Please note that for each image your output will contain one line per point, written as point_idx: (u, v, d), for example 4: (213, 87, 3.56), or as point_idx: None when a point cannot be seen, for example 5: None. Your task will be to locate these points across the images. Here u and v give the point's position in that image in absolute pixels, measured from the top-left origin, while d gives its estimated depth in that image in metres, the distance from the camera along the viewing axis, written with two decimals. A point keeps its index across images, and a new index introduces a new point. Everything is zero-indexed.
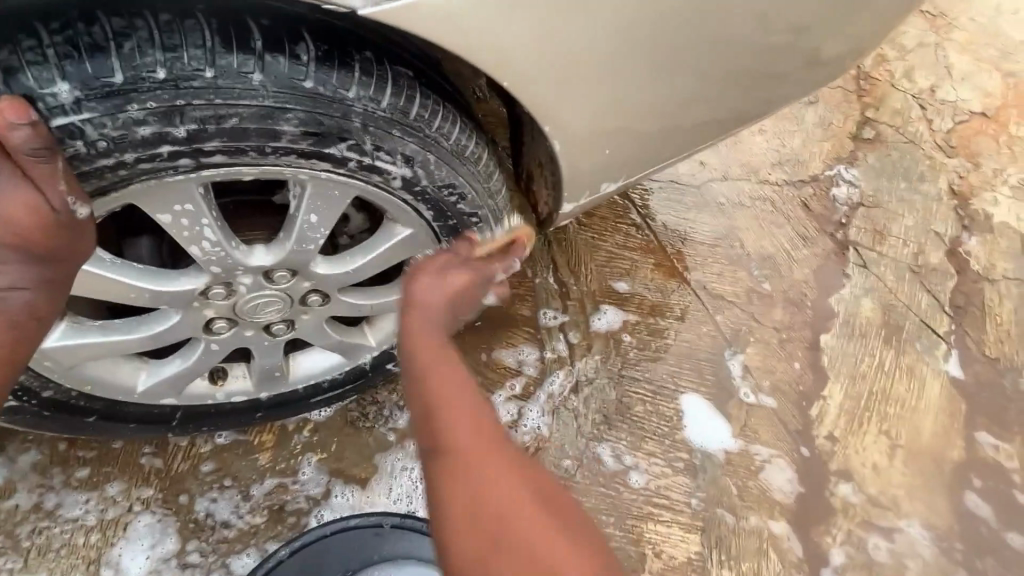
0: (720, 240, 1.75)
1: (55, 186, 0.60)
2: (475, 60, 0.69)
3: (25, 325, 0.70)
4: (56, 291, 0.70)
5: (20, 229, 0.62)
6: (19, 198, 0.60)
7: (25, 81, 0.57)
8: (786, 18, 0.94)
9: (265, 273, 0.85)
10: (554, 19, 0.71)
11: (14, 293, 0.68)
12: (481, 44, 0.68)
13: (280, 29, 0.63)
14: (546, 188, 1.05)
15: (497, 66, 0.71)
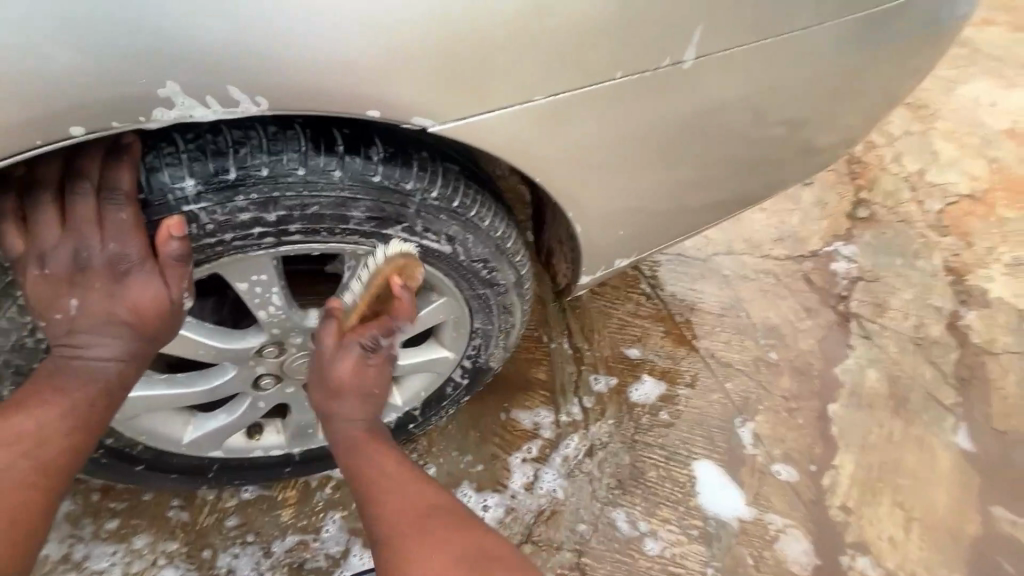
0: (726, 310, 1.84)
1: (180, 284, 0.74)
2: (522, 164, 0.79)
3: (114, 392, 0.80)
4: (140, 367, 0.82)
5: (141, 315, 0.75)
6: (149, 288, 0.73)
7: (161, 178, 0.68)
8: (781, 119, 1.06)
9: (315, 334, 0.95)
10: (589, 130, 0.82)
11: (109, 363, 0.79)
12: (528, 153, 0.78)
13: (359, 134, 0.75)
14: (564, 260, 1.17)
15: (537, 167, 0.82)
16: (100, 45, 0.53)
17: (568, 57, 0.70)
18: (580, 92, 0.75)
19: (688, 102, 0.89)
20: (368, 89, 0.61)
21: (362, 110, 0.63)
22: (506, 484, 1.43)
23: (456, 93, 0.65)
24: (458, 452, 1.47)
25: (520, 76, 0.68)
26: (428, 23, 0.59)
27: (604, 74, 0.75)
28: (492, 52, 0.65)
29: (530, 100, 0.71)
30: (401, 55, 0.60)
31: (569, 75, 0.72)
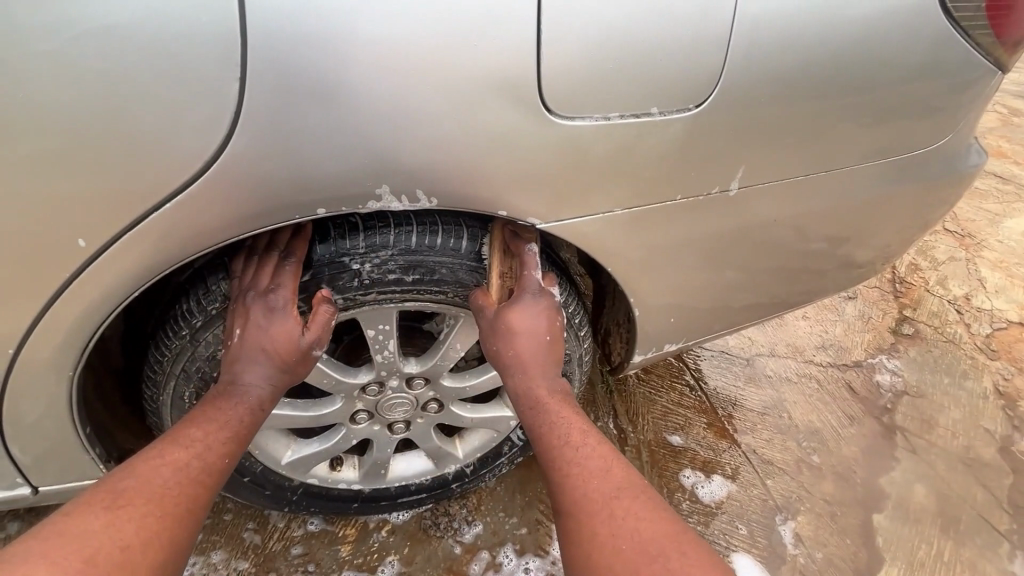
0: (769, 409, 1.92)
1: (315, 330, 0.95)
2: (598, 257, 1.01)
3: (255, 415, 0.96)
4: (273, 398, 0.99)
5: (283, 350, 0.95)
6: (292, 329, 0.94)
7: (343, 245, 0.92)
8: (815, 235, 1.26)
9: (408, 379, 1.14)
10: (653, 235, 1.04)
11: (256, 389, 0.96)
12: (604, 249, 1.00)
13: (480, 224, 0.98)
14: (618, 341, 1.34)
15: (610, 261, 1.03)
16: (356, 164, 0.77)
17: (644, 183, 0.94)
18: (648, 206, 0.98)
19: (733, 220, 1.10)
20: (504, 195, 0.85)
21: (497, 209, 0.86)
22: (548, 550, 1.47)
23: (561, 201, 0.89)
24: (504, 513, 1.53)
25: (609, 194, 0.92)
26: (550, 156, 0.83)
27: (669, 195, 0.98)
28: (588, 177, 0.88)
29: (611, 211, 0.95)
30: (529, 176, 0.84)
31: (644, 194, 0.95)
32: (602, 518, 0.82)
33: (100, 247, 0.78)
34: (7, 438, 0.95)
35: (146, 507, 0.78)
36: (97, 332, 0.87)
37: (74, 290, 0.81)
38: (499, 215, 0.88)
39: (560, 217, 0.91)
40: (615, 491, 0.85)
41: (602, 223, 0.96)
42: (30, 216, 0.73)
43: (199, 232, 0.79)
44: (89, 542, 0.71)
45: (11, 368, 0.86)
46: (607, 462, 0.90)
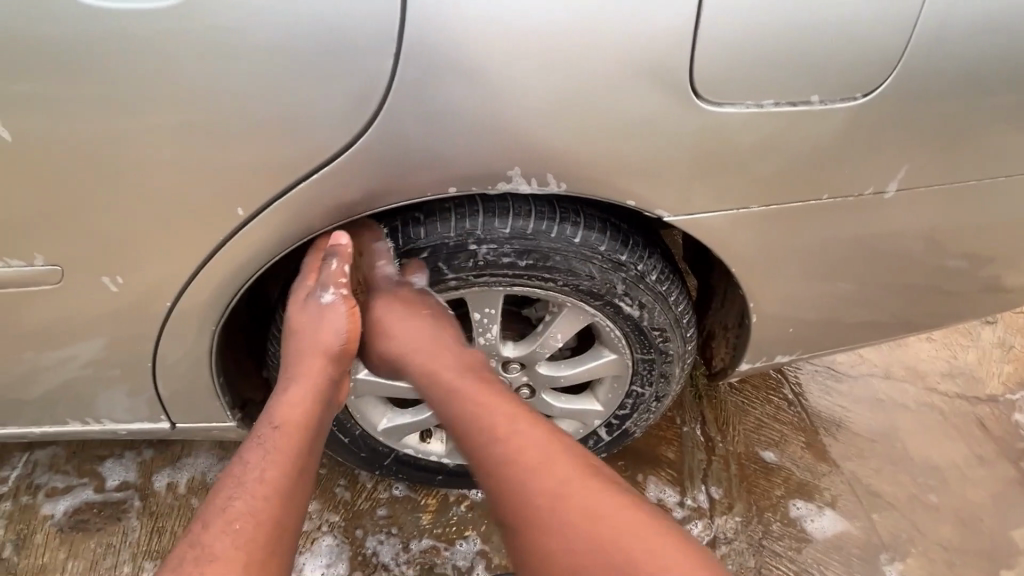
0: (879, 436, 1.75)
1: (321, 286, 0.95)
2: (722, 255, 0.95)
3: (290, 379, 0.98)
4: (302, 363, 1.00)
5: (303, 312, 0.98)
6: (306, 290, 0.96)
7: (464, 225, 0.90)
8: (971, 249, 1.10)
9: (505, 362, 1.15)
10: (786, 236, 0.96)
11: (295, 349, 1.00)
12: (729, 248, 0.94)
13: (594, 213, 0.95)
14: (723, 344, 1.26)
15: (734, 260, 0.97)
16: (489, 146, 0.77)
17: (786, 180, 0.86)
18: (787, 205, 0.89)
19: (879, 226, 0.99)
20: (632, 185, 0.81)
21: (624, 199, 0.82)
22: None
23: (692, 194, 0.83)
24: None
25: (744, 189, 0.85)
26: (688, 145, 0.78)
27: (810, 194, 0.89)
28: (727, 171, 0.82)
29: (745, 207, 0.88)
30: (664, 165, 0.80)
31: (785, 191, 0.87)
32: (573, 506, 0.79)
33: (252, 215, 0.84)
34: (156, 376, 1.07)
35: (264, 472, 0.81)
36: (238, 292, 0.94)
37: (225, 252, 0.88)
38: (625, 205, 0.84)
39: (690, 210, 0.85)
40: (493, 449, 0.85)
41: (732, 220, 0.89)
42: (197, 181, 0.80)
43: (338, 203, 0.82)
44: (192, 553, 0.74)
45: (166, 315, 0.97)
46: (551, 442, 0.86)
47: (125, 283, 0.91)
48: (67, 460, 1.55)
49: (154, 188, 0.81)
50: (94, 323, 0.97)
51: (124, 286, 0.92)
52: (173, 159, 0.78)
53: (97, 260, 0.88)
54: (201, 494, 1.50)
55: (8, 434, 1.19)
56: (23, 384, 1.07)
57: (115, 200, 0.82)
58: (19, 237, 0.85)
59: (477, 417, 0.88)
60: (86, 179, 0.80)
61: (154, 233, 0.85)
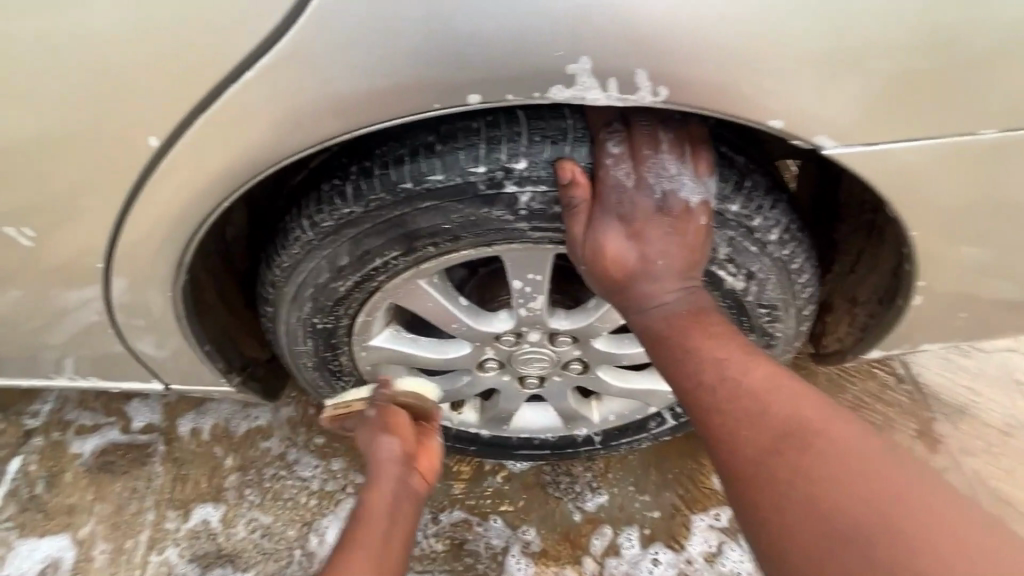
0: (1016, 429, 1.40)
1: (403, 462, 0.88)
2: (896, 200, 0.66)
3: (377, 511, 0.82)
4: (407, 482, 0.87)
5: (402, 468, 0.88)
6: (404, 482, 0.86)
7: (500, 155, 0.62)
8: None
9: (552, 335, 0.90)
10: (1008, 179, 0.65)
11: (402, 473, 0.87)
12: (912, 192, 0.65)
13: (698, 141, 0.64)
14: (843, 321, 0.95)
15: (919, 211, 0.67)
16: (532, 22, 0.54)
17: (982, 84, 0.57)
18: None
19: None
20: (792, 97, 0.57)
21: (767, 118, 0.58)
22: (683, 545, 1.24)
23: (887, 110, 0.58)
24: (635, 488, 1.31)
25: (966, 101, 0.58)
26: (910, 26, 0.53)
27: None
28: (943, 66, 0.55)
29: (974, 133, 0.60)
30: (840, 60, 0.55)
31: (1014, 104, 0.59)
32: (891, 539, 0.50)
33: (176, 132, 0.64)
34: (134, 335, 0.92)
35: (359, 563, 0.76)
36: (195, 236, 0.76)
37: (149, 190, 0.70)
38: (766, 126, 0.59)
39: (865, 135, 0.60)
40: (770, 448, 0.59)
41: (921, 148, 0.61)
42: (108, 97, 0.62)
43: (326, 107, 0.60)
44: None
45: (127, 263, 0.80)
46: (869, 446, 0.56)
47: (38, 237, 0.76)
48: (95, 397, 1.49)
49: (64, 103, 0.62)
50: (46, 272, 0.81)
51: (39, 240, 0.77)
52: (71, 65, 0.59)
53: (18, 198, 0.72)
54: (224, 442, 1.41)
55: (5, 381, 1.09)
56: (1, 334, 0.95)
57: (9, 130, 0.65)
58: None
59: (710, 388, 0.65)
60: None
61: (63, 170, 0.68)
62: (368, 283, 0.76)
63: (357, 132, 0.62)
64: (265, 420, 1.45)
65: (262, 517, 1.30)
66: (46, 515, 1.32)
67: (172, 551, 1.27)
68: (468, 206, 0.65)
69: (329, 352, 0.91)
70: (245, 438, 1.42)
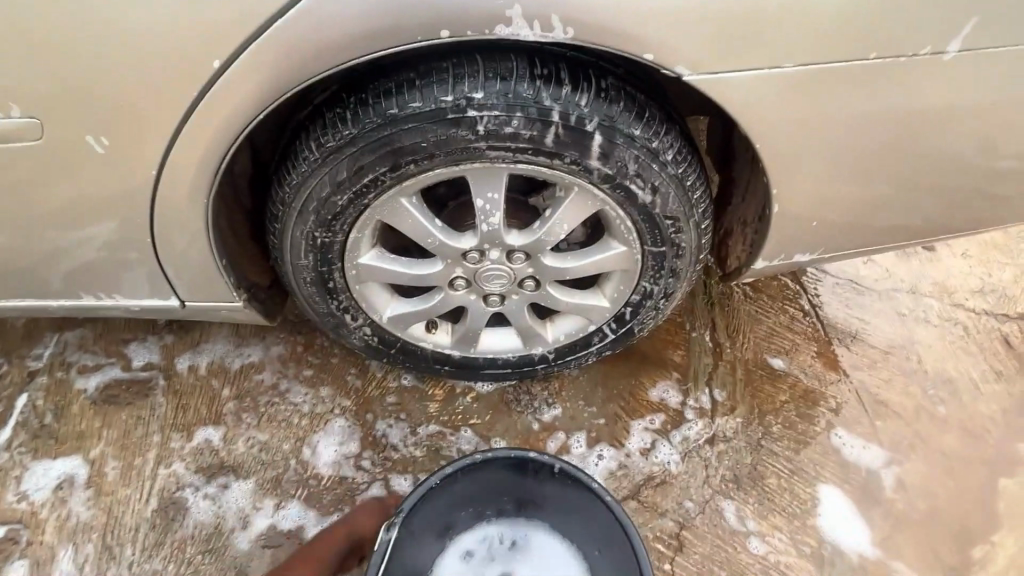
0: (895, 349, 1.71)
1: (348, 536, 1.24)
2: (748, 122, 0.90)
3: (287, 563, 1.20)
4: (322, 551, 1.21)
5: None
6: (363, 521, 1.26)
7: (462, 87, 0.84)
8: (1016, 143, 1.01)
9: (509, 252, 1.11)
10: (824, 107, 0.90)
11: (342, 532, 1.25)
12: (759, 116, 0.90)
13: (608, 81, 0.88)
14: (740, 241, 1.20)
15: (766, 131, 0.91)
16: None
17: (789, 32, 0.82)
18: (828, 68, 0.86)
19: (932, 101, 0.92)
20: (655, 36, 0.80)
21: (641, 52, 0.81)
22: (624, 443, 1.48)
23: (727, 48, 0.82)
24: (585, 402, 1.55)
25: (775, 42, 0.82)
26: None
27: (848, 53, 0.85)
28: (760, 15, 0.80)
29: (779, 67, 0.85)
30: (689, 11, 0.78)
31: (816, 48, 0.84)
32: None
33: (229, 60, 0.84)
34: (160, 254, 1.10)
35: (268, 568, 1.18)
36: (229, 151, 0.95)
37: (205, 107, 0.89)
38: (643, 61, 0.83)
39: (712, 67, 0.83)
40: None
41: (758, 81, 0.86)
42: (169, 39, 0.83)
43: (327, 42, 0.82)
44: None
45: (160, 181, 0.98)
46: None
47: (112, 145, 0.93)
48: (95, 341, 1.63)
49: (140, 41, 0.83)
50: (89, 190, 0.99)
51: (111, 149, 0.93)
52: (144, 12, 0.80)
53: (84, 119, 0.90)
54: (220, 376, 1.57)
55: (27, 307, 1.23)
56: (37, 258, 1.11)
57: (102, 54, 0.84)
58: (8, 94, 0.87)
59: None
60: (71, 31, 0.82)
61: (138, 87, 0.87)
62: (360, 199, 0.96)
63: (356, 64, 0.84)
64: (257, 357, 1.61)
65: (259, 435, 1.47)
66: (57, 441, 1.46)
67: (179, 466, 1.43)
68: (440, 127, 0.86)
69: (325, 268, 1.10)
70: (239, 373, 1.57)
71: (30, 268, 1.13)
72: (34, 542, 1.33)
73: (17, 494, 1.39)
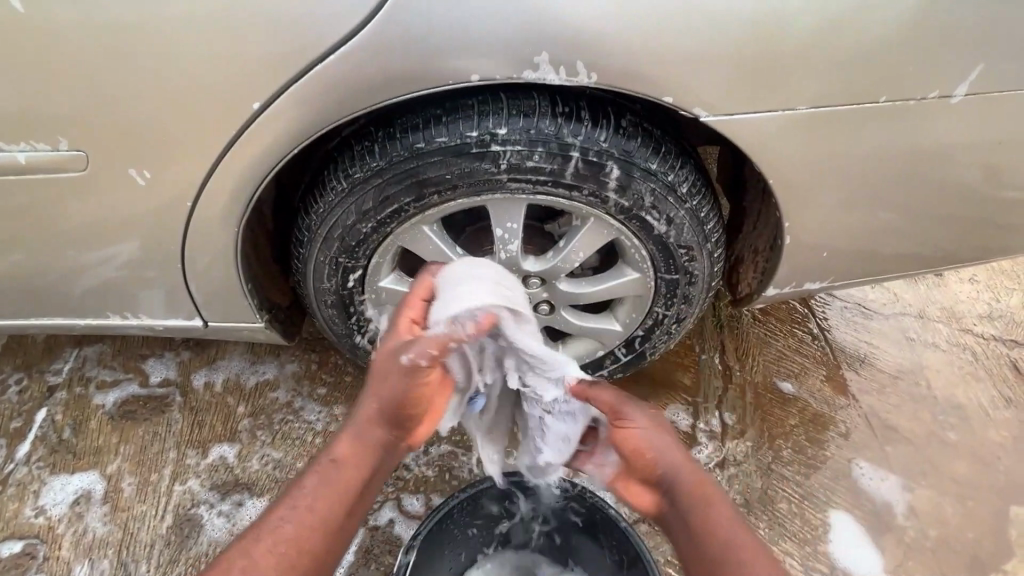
0: (904, 373, 1.72)
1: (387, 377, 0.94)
2: (762, 159, 0.94)
3: (331, 466, 0.98)
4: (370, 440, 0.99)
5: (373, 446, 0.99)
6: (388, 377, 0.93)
7: (487, 123, 0.88)
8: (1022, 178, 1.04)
9: (525, 277, 1.13)
10: (832, 145, 0.94)
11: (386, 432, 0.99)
12: (771, 153, 0.93)
13: (626, 116, 0.92)
14: (751, 269, 1.23)
15: (778, 167, 0.95)
16: (513, 26, 0.80)
17: (801, 75, 0.85)
18: (839, 109, 0.89)
19: (938, 140, 0.96)
20: (677, 80, 0.84)
21: (660, 94, 0.85)
22: None
23: (744, 91, 0.86)
24: None
25: (789, 85, 0.86)
26: (750, 31, 0.81)
27: (858, 96, 0.89)
28: (776, 59, 0.83)
29: (792, 108, 0.88)
30: (707, 55, 0.82)
31: (827, 93, 0.88)
32: (708, 514, 0.94)
33: (267, 100, 0.89)
34: (188, 277, 1.14)
35: (314, 502, 0.95)
36: (261, 182, 0.99)
37: (240, 142, 0.94)
38: (662, 101, 0.86)
39: (728, 108, 0.87)
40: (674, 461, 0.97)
41: (771, 121, 0.89)
42: (208, 80, 0.87)
43: (361, 82, 0.86)
44: (289, 520, 0.93)
45: (191, 209, 1.02)
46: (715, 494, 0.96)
47: (153, 177, 0.98)
48: (114, 356, 1.66)
49: (183, 78, 0.87)
50: (123, 217, 1.03)
51: (152, 181, 0.98)
52: (188, 56, 0.85)
53: (127, 151, 0.94)
54: (235, 393, 1.59)
55: (55, 326, 1.27)
56: (69, 279, 1.15)
57: (146, 92, 0.88)
58: (54, 128, 0.92)
59: (652, 444, 0.97)
60: (117, 71, 0.87)
61: (179, 123, 0.91)
62: (385, 226, 1.00)
63: (385, 102, 0.88)
64: (272, 375, 1.63)
65: (273, 453, 1.49)
66: (75, 455, 1.48)
67: (194, 482, 1.44)
68: (464, 160, 0.90)
69: (345, 292, 1.13)
70: (255, 390, 1.60)
71: (59, 288, 1.17)
72: (50, 557, 1.34)
73: (34, 509, 1.40)
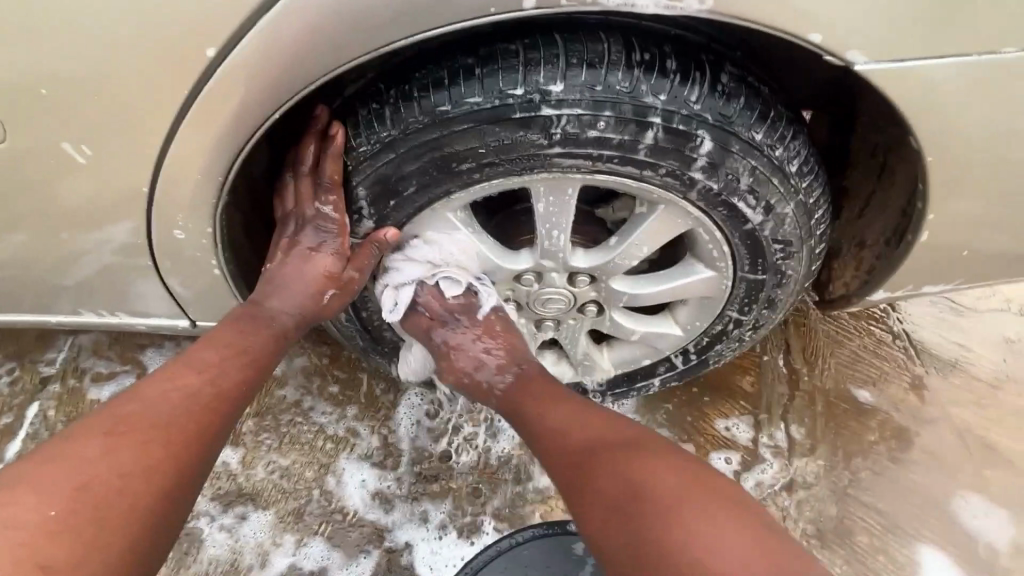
0: (1005, 381, 1.46)
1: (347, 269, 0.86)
2: (917, 127, 0.70)
3: (189, 406, 0.78)
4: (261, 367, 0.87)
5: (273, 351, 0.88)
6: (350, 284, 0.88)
7: (537, 77, 0.67)
8: None
9: (571, 275, 0.92)
10: (1004, 107, 0.69)
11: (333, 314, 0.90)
12: (936, 118, 0.70)
13: (722, 69, 0.71)
14: (851, 265, 0.99)
15: (940, 139, 0.71)
16: None
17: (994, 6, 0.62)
18: None
19: None
20: (824, 12, 0.62)
21: (809, 32, 0.63)
22: None
23: (926, 27, 0.63)
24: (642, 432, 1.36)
25: (987, 21, 0.63)
26: None
27: None
28: None
29: (995, 52, 0.65)
30: None
31: (992, 26, 0.64)
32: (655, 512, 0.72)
33: (229, 38, 0.68)
34: (165, 271, 0.95)
35: (155, 433, 0.73)
36: (238, 155, 0.79)
37: (208, 105, 0.73)
38: (806, 44, 0.64)
39: (903, 54, 0.65)
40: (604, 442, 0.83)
41: (955, 71, 0.66)
42: (155, 23, 0.66)
43: (382, 21, 0.65)
44: (72, 476, 0.67)
45: (156, 194, 0.83)
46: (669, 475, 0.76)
47: (96, 156, 0.78)
48: (110, 346, 1.51)
49: (116, 20, 0.66)
50: (76, 205, 0.84)
51: (96, 159, 0.78)
52: None
53: (60, 122, 0.74)
54: None
55: (27, 324, 1.11)
56: (30, 274, 0.97)
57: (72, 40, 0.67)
58: None
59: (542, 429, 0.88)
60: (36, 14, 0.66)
61: (121, 85, 0.71)
62: (402, 212, 0.80)
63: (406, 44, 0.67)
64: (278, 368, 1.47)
65: (280, 460, 1.33)
66: None
67: None
68: (505, 129, 0.69)
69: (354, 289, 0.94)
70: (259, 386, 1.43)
71: (19, 283, 1.00)
72: None
73: None
